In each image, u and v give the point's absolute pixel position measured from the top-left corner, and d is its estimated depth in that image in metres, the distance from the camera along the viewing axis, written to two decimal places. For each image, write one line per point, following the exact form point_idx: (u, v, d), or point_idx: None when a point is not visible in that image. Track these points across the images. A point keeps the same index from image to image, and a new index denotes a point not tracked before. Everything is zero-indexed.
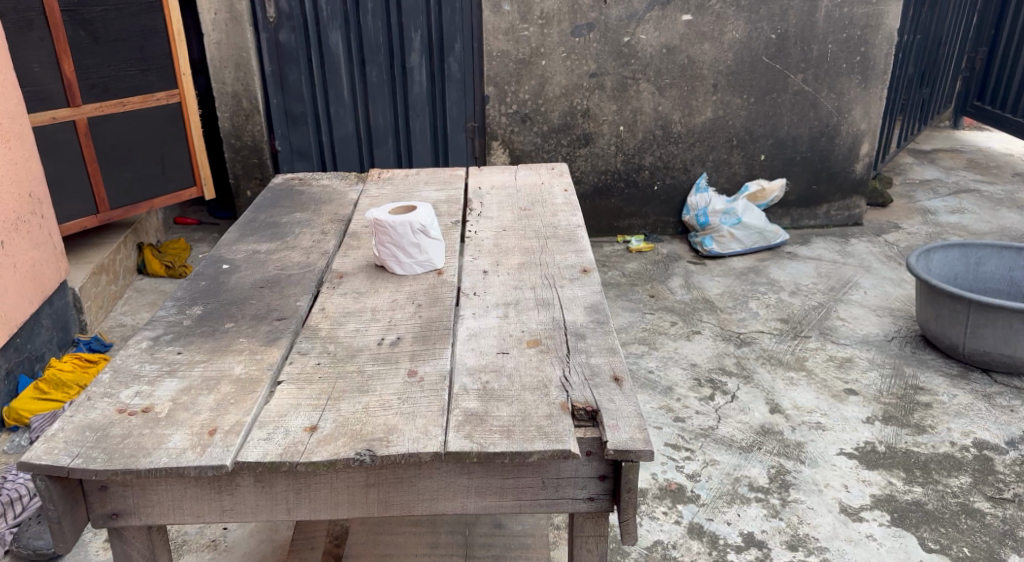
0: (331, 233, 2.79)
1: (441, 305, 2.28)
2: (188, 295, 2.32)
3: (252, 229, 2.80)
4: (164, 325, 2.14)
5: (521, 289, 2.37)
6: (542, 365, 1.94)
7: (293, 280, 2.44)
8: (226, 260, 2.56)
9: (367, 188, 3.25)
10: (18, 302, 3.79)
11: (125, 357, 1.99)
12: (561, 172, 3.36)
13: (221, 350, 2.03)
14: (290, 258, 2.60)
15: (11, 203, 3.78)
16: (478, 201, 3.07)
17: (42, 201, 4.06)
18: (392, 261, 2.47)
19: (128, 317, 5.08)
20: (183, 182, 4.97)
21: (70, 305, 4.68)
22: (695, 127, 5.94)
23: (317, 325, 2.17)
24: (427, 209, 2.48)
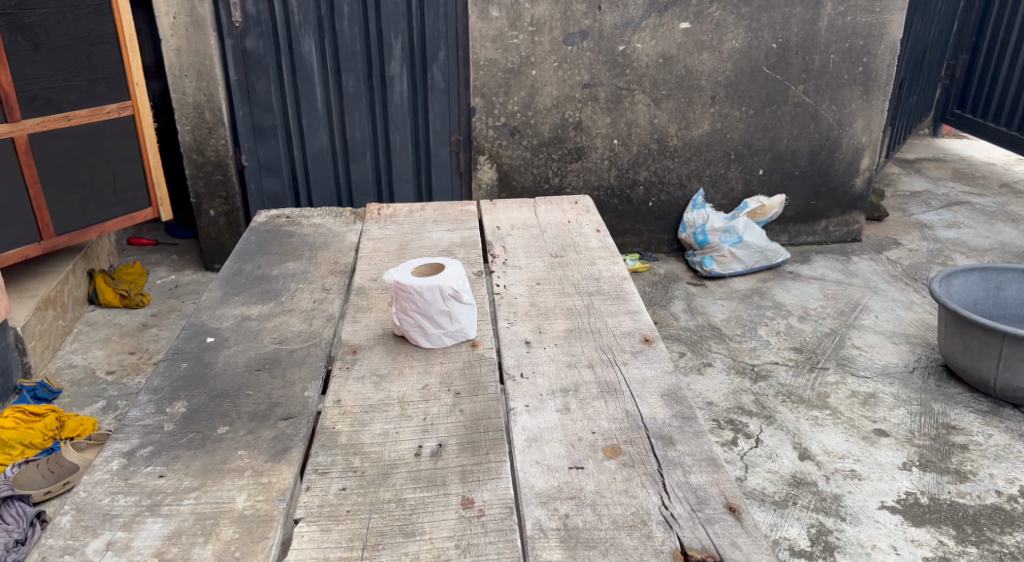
0: (333, 291, 2.37)
1: (483, 393, 1.87)
2: (167, 386, 1.93)
3: (238, 287, 2.37)
4: (140, 432, 1.77)
5: (576, 367, 1.96)
6: (632, 488, 1.53)
7: (296, 358, 2.04)
8: (210, 330, 2.16)
9: (367, 227, 2.84)
10: None
11: (92, 485, 1.61)
12: (585, 208, 3.03)
13: (215, 470, 1.66)
14: (287, 327, 2.17)
15: None
16: (500, 247, 2.68)
17: None
18: (419, 331, 2.06)
19: (79, 356, 4.54)
20: (137, 203, 4.44)
21: (10, 350, 4.11)
22: (692, 140, 5.25)
23: (334, 427, 1.78)
24: (458, 268, 2.09)
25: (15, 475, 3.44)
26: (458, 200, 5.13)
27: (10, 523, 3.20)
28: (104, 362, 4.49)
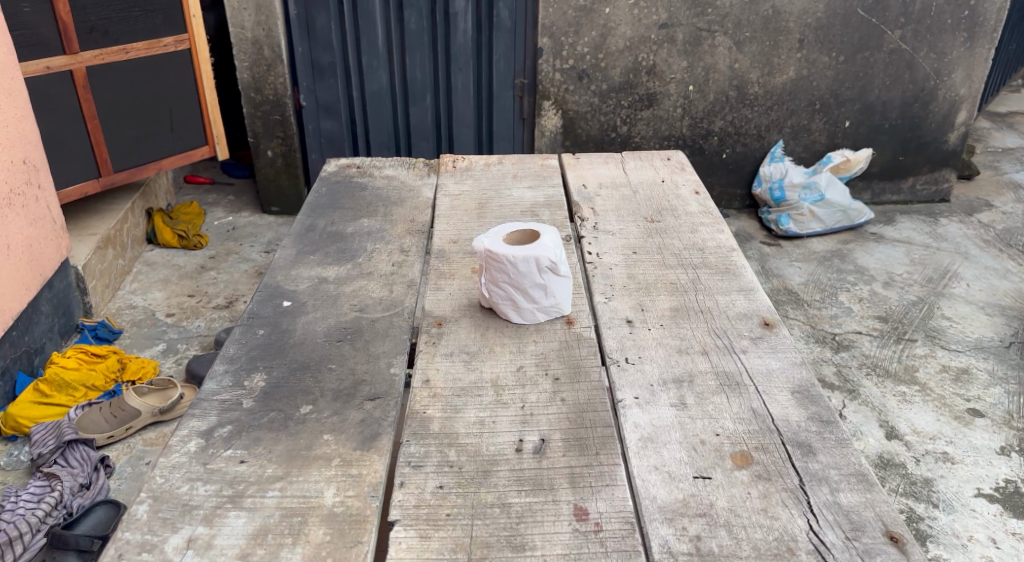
0: (412, 252, 2.19)
1: (585, 381, 1.70)
2: (244, 355, 1.82)
3: (313, 245, 2.22)
4: (217, 409, 1.67)
5: (688, 354, 1.77)
6: (771, 507, 1.37)
7: (378, 329, 1.90)
8: (286, 293, 2.03)
9: (443, 181, 2.62)
10: (17, 289, 3.40)
11: (169, 471, 1.51)
12: (679, 164, 2.79)
13: (300, 458, 1.55)
14: (366, 293, 2.02)
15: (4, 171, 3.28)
16: (589, 207, 2.47)
17: (39, 169, 3.53)
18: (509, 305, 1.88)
19: (140, 297, 4.46)
20: (194, 141, 4.29)
21: (71, 290, 4.04)
22: (773, 88, 4.84)
23: (424, 413, 1.63)
24: (554, 236, 1.89)
25: (79, 419, 3.38)
26: (519, 150, 4.85)
27: (72, 466, 3.17)
28: (164, 304, 4.41)
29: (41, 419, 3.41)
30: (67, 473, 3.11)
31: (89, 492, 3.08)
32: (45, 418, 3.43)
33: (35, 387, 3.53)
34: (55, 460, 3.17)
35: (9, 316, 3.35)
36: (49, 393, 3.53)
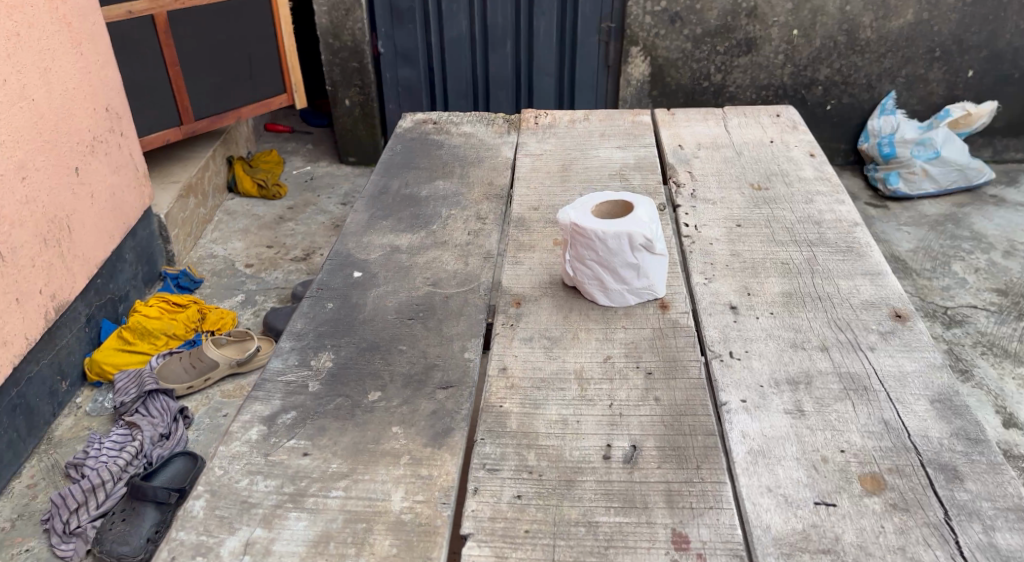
0: (490, 221, 2.02)
1: (684, 378, 1.52)
2: (312, 331, 1.69)
3: (387, 208, 2.09)
4: (281, 392, 1.54)
5: (805, 350, 1.57)
6: (909, 546, 1.21)
7: (452, 306, 1.74)
8: (357, 263, 1.89)
9: (524, 138, 2.48)
10: (98, 238, 3.37)
11: (228, 461, 1.39)
12: (788, 122, 2.50)
13: (366, 452, 1.41)
14: (441, 266, 1.87)
15: (85, 120, 3.25)
16: (686, 172, 2.24)
17: (122, 116, 3.50)
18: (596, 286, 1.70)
19: (220, 247, 4.44)
20: (273, 89, 4.18)
21: (153, 238, 4.02)
22: (889, 33, 4.16)
23: (501, 407, 1.48)
24: (650, 208, 1.69)
25: (160, 367, 3.37)
26: (603, 105, 4.46)
27: (153, 417, 3.13)
28: (243, 254, 4.38)
29: (124, 365, 3.40)
30: (147, 423, 3.09)
31: (168, 443, 3.04)
32: (130, 365, 3.41)
33: (118, 333, 3.51)
34: (136, 410, 3.14)
35: (92, 265, 3.34)
36: (131, 340, 3.50)
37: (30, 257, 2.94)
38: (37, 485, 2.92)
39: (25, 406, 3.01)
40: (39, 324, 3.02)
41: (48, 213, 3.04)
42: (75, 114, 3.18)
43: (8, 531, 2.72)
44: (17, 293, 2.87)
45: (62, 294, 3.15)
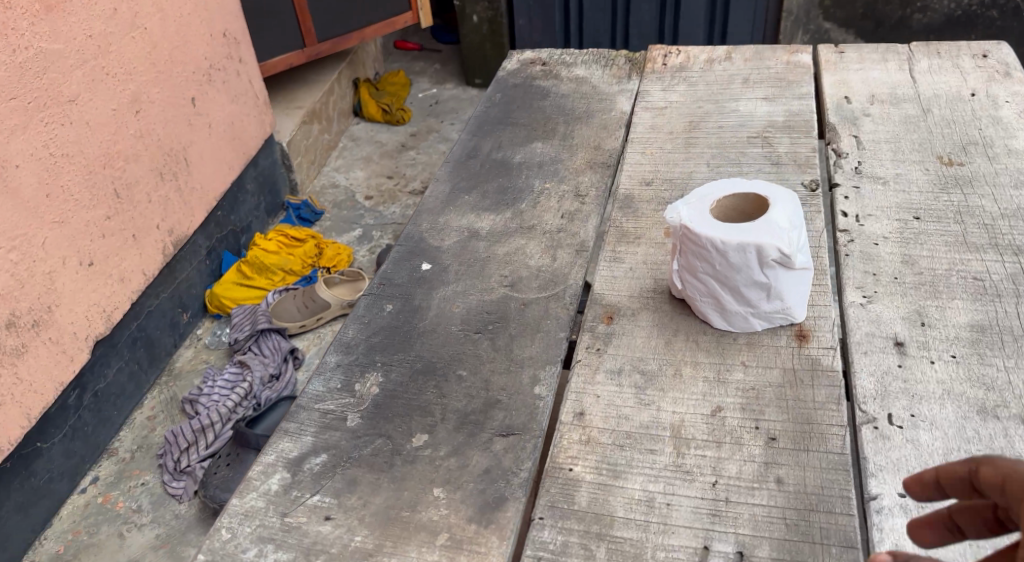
0: (589, 201, 1.66)
1: (818, 452, 1.15)
2: (364, 342, 1.39)
3: (474, 177, 1.77)
4: (315, 425, 1.28)
5: (999, 420, 1.14)
6: None
7: (529, 319, 1.38)
8: (425, 251, 1.56)
9: (647, 84, 2.07)
10: (220, 169, 3.10)
11: (239, 522, 1.16)
12: (998, 66, 1.93)
13: (398, 524, 1.13)
14: (523, 259, 1.51)
15: (204, 39, 2.96)
16: (851, 136, 1.75)
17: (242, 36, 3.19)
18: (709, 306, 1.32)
19: (342, 176, 3.99)
20: (397, 7, 3.86)
21: (277, 165, 3.63)
22: None
23: (570, 471, 1.16)
24: (791, 208, 1.28)
25: (273, 308, 3.05)
26: (760, 41, 3.66)
27: (264, 356, 2.86)
28: (363, 184, 3.91)
29: (242, 300, 3.10)
30: (258, 363, 2.81)
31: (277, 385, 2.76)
32: (246, 299, 3.13)
33: (237, 267, 3.22)
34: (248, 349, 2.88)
35: (212, 196, 3.06)
36: (249, 274, 3.20)
37: (146, 193, 2.68)
38: (155, 417, 2.72)
39: (145, 340, 2.78)
40: (158, 261, 2.77)
41: (164, 144, 2.76)
42: (192, 33, 2.88)
43: (124, 465, 2.54)
44: (133, 229, 2.63)
45: (181, 228, 2.88)
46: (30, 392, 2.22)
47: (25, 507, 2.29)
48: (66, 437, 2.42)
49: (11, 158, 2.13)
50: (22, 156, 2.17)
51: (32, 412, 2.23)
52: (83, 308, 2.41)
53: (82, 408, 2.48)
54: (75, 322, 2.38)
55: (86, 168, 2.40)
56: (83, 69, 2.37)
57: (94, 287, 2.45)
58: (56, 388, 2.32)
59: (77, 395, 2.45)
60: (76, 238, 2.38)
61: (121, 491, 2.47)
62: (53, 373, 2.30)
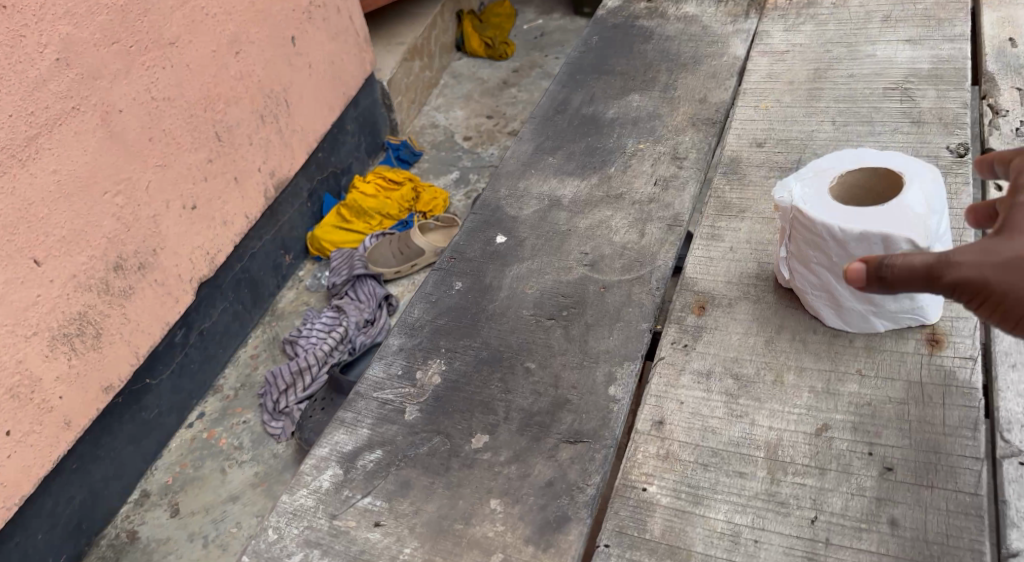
0: (687, 165, 1.47)
1: (945, 490, 0.96)
2: (429, 324, 1.25)
3: (562, 136, 1.59)
4: (372, 414, 1.16)
5: None
6: None
7: (609, 305, 1.22)
8: (500, 220, 1.41)
9: (766, 24, 1.81)
10: (326, 101, 2.65)
11: (287, 522, 1.08)
12: None
13: (449, 539, 1.01)
14: (607, 235, 1.34)
15: None
16: (1013, 90, 1.48)
17: None
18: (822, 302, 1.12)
19: (442, 116, 3.34)
20: None
21: (378, 103, 3.07)
22: None
23: (644, 491, 1.01)
24: (932, 190, 1.05)
25: (370, 253, 2.62)
26: None
27: (359, 303, 2.48)
28: (463, 124, 3.28)
29: (342, 246, 2.68)
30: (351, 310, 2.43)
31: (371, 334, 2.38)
32: (345, 245, 2.70)
33: (336, 210, 2.78)
34: (344, 295, 2.52)
35: (315, 137, 2.61)
36: (349, 219, 2.75)
37: (248, 136, 2.28)
38: (258, 356, 2.41)
39: (249, 282, 2.45)
40: (260, 203, 2.39)
41: (266, 84, 2.33)
42: None
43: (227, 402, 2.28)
44: (236, 171, 2.25)
45: (282, 170, 2.47)
46: (137, 332, 1.98)
47: (134, 442, 2.09)
48: (173, 374, 2.18)
49: (112, 102, 1.82)
50: (123, 100, 1.85)
51: (141, 350, 2.00)
52: (186, 252, 2.10)
53: (189, 346, 2.21)
54: (180, 264, 2.08)
55: (187, 109, 2.04)
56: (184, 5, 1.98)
57: (197, 231, 2.13)
58: (163, 329, 2.06)
59: (185, 332, 2.19)
60: (179, 181, 2.05)
61: (224, 428, 2.22)
62: (159, 313, 2.04)
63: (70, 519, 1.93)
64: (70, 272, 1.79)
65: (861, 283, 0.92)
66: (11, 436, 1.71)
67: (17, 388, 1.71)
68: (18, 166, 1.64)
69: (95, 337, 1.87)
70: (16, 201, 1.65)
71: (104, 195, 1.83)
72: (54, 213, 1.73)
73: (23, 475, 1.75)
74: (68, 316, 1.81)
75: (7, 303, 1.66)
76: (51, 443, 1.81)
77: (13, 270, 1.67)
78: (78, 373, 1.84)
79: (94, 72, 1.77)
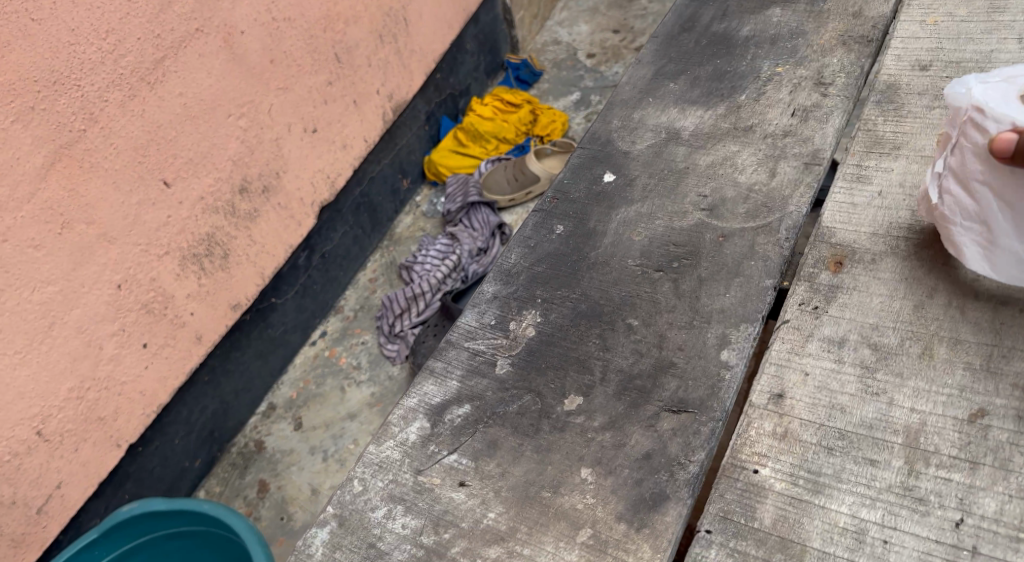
0: (834, 92, 1.27)
1: None
2: (527, 271, 1.15)
3: (686, 59, 1.42)
4: (462, 364, 1.07)
5: None
6: None
7: (730, 256, 1.08)
8: (612, 155, 1.28)
9: None
10: (445, 20, 2.53)
11: (372, 474, 1.00)
12: None
13: (537, 508, 0.92)
14: (732, 174, 1.19)
15: None
16: None
17: None
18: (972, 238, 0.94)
19: (566, 32, 3.16)
20: None
21: (500, 19, 2.93)
22: None
23: (755, 474, 0.90)
24: None
25: (484, 179, 2.54)
26: None
27: (473, 230, 2.42)
28: (588, 41, 3.09)
29: (458, 170, 2.61)
30: (465, 238, 2.37)
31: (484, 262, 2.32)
32: (462, 170, 2.62)
33: (452, 133, 2.70)
34: (458, 221, 2.46)
35: (434, 58, 2.52)
36: (465, 143, 2.67)
37: (367, 57, 2.21)
38: (376, 280, 2.40)
39: (369, 207, 2.41)
40: (379, 127, 2.33)
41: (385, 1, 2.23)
42: None
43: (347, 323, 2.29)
44: (355, 94, 2.19)
45: (401, 93, 2.40)
46: (262, 254, 1.98)
47: (261, 357, 2.11)
48: (296, 294, 2.19)
49: (234, 23, 1.75)
50: (245, 21, 1.79)
51: (266, 271, 2.00)
52: (308, 175, 2.07)
53: (311, 269, 2.21)
54: (302, 188, 2.06)
55: (307, 30, 1.97)
56: None
57: (318, 155, 2.09)
58: (287, 251, 2.06)
59: (307, 255, 2.18)
60: (300, 104, 2.00)
61: (343, 347, 2.23)
62: (282, 236, 2.03)
63: (204, 427, 1.99)
64: (199, 194, 1.77)
65: (1007, 158, 0.87)
66: (148, 348, 1.74)
67: (152, 304, 1.72)
68: (146, 88, 1.60)
69: (223, 257, 1.87)
70: (146, 124, 1.62)
71: (228, 117, 1.79)
72: (183, 135, 1.70)
73: (161, 385, 1.79)
74: (198, 237, 1.80)
75: (140, 224, 1.66)
76: (185, 357, 1.83)
77: (145, 192, 1.65)
78: (208, 291, 1.85)
79: None
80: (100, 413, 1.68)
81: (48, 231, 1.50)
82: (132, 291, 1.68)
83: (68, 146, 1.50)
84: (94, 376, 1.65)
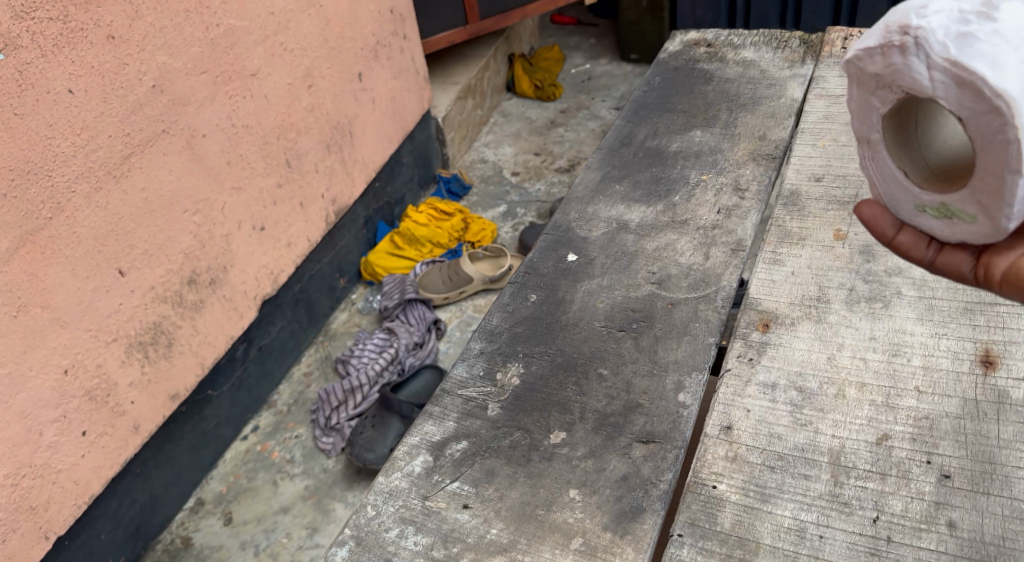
0: (749, 196, 1.55)
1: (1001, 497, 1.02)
2: (508, 331, 1.34)
3: (626, 167, 1.69)
4: (456, 408, 1.23)
5: None
6: None
7: (677, 320, 1.31)
8: (572, 242, 1.50)
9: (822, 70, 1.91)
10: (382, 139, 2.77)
11: (383, 500, 1.13)
12: None
13: (532, 524, 1.07)
14: (673, 256, 1.43)
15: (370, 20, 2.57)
16: None
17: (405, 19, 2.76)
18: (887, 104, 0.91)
19: (492, 152, 3.47)
20: None
21: (434, 137, 3.21)
22: None
23: (714, 489, 1.09)
24: None
25: (420, 278, 2.72)
26: None
27: (410, 325, 2.57)
28: (513, 160, 3.40)
29: (395, 270, 2.79)
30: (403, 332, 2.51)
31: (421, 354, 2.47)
32: (399, 270, 2.81)
33: (390, 236, 2.90)
34: (395, 316, 2.61)
35: (375, 167, 2.74)
36: (402, 246, 2.87)
37: (314, 164, 2.40)
38: (311, 373, 2.51)
39: (307, 303, 2.55)
40: (321, 229, 2.50)
41: (333, 115, 2.46)
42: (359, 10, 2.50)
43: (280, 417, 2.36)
44: (301, 197, 2.36)
45: (344, 197, 2.59)
46: (205, 344, 2.06)
47: (193, 450, 2.16)
48: (232, 388, 2.26)
49: (197, 128, 1.92)
50: (207, 126, 1.96)
51: (206, 362, 2.07)
52: (252, 271, 2.21)
53: (248, 361, 2.30)
54: (246, 283, 2.18)
55: (262, 137, 2.16)
56: (264, 44, 2.11)
57: (263, 252, 2.24)
58: (228, 342, 2.14)
59: (245, 347, 2.28)
60: (250, 204, 2.16)
61: (276, 442, 2.30)
62: (224, 328, 2.12)
63: (132, 520, 2.00)
64: (150, 283, 1.87)
65: None
66: (86, 437, 1.76)
67: (95, 391, 1.77)
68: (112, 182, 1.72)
69: (166, 347, 1.94)
70: (108, 215, 1.72)
71: (184, 213, 1.93)
72: (141, 227, 1.81)
73: (95, 475, 1.81)
74: (145, 325, 1.87)
75: (92, 311, 1.73)
76: (121, 447, 1.86)
77: (100, 279, 1.74)
78: (149, 380, 1.90)
79: (183, 100, 1.88)
80: (33, 502, 1.67)
81: (4, 313, 1.55)
82: (77, 377, 1.72)
83: (35, 232, 1.59)
84: (31, 463, 1.66)
